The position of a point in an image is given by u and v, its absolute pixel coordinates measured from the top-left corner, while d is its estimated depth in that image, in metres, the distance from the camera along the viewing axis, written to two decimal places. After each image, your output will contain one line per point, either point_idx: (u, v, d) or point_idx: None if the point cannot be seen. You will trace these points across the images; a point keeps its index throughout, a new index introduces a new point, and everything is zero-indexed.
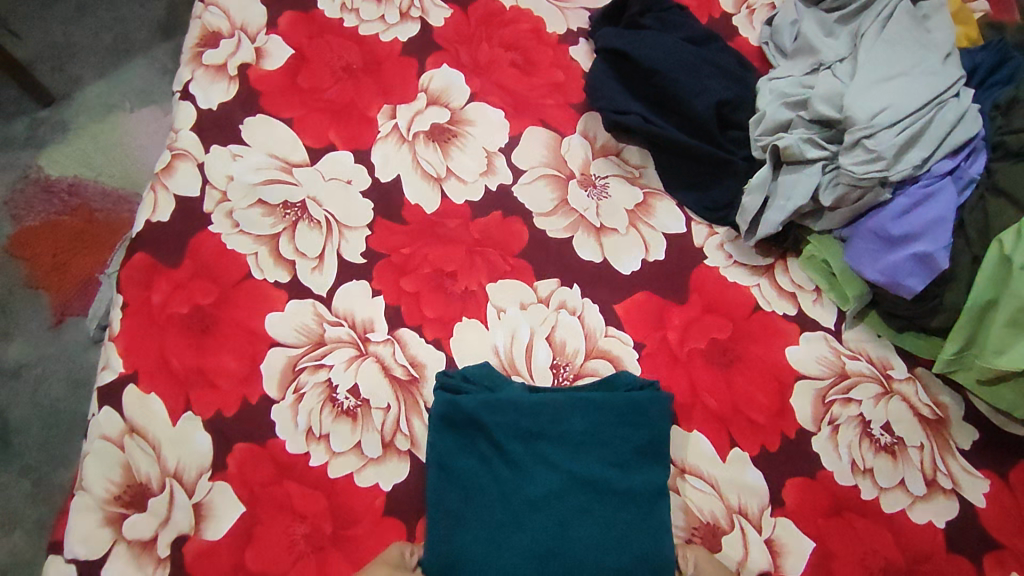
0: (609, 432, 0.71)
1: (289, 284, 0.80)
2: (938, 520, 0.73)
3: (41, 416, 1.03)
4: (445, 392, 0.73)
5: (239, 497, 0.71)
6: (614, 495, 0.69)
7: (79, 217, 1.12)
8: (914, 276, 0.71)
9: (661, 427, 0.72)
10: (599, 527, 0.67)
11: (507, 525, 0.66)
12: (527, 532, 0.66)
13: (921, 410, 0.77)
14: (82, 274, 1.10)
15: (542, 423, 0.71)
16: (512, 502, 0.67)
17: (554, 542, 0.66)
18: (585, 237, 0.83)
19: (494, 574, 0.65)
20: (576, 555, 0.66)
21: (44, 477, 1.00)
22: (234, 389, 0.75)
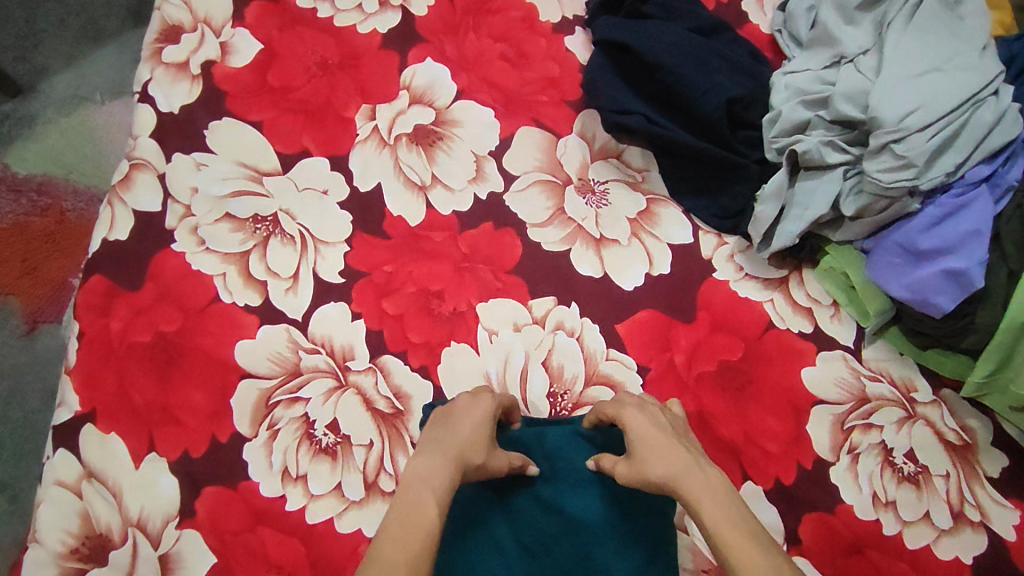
0: None
1: (261, 308, 0.73)
2: (965, 555, 0.67)
3: (14, 430, 0.91)
4: None
5: (209, 546, 0.65)
6: (619, 538, 0.63)
7: (51, 217, 0.98)
8: (944, 294, 0.64)
9: None
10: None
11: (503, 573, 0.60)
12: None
13: (946, 435, 0.71)
14: (56, 275, 0.96)
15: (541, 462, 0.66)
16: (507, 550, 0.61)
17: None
18: (583, 250, 0.76)
19: None
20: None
21: (20, 495, 0.88)
22: (202, 426, 0.68)
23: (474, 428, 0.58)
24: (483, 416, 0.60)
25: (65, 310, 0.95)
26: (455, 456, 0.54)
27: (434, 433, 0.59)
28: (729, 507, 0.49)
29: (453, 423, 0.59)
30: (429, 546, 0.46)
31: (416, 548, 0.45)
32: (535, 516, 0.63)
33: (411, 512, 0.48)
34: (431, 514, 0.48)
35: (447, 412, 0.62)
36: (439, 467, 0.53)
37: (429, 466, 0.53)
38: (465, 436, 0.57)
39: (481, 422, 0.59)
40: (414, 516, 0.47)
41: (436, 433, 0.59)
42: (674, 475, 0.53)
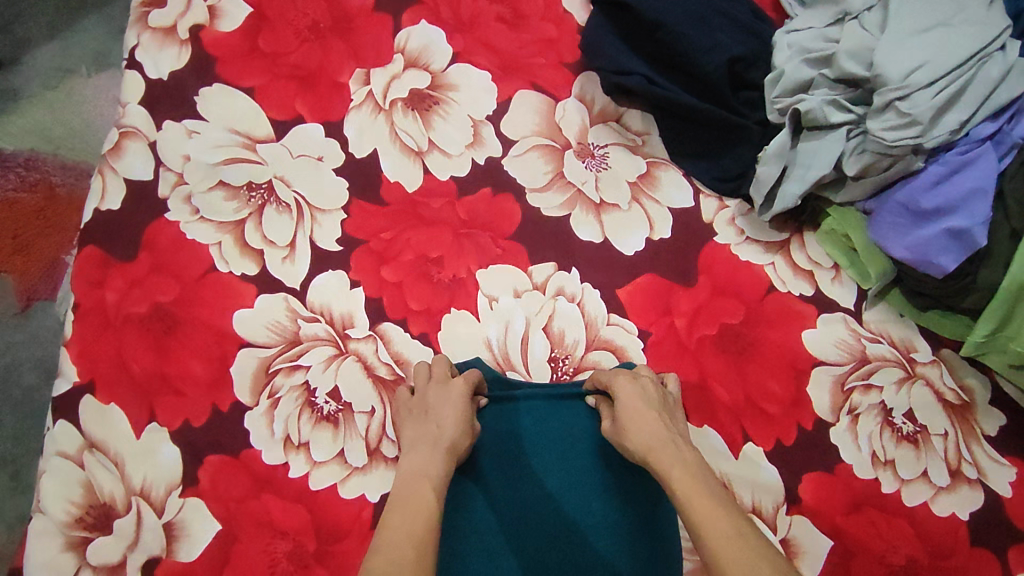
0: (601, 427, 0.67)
1: (259, 277, 0.72)
2: (962, 511, 0.68)
3: (14, 408, 0.89)
4: None
5: (214, 514, 0.65)
6: (616, 499, 0.64)
7: (40, 192, 0.95)
8: (947, 253, 0.64)
9: None
10: (606, 530, 0.63)
11: (508, 530, 0.62)
12: (523, 546, 0.61)
13: (946, 395, 0.71)
14: (48, 252, 0.93)
15: (536, 421, 0.67)
16: (510, 506, 0.63)
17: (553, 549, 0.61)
18: (583, 215, 0.75)
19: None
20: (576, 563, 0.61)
21: (22, 471, 0.86)
22: (203, 396, 0.68)
23: (450, 418, 0.61)
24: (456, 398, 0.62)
25: (61, 286, 0.91)
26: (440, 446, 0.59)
27: (416, 425, 0.62)
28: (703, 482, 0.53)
29: (432, 415, 0.62)
30: (432, 525, 0.51)
31: (418, 531, 0.50)
32: (529, 477, 0.64)
33: (409, 503, 0.53)
34: (429, 500, 0.53)
35: (423, 404, 0.63)
36: (433, 459, 0.58)
37: (423, 460, 0.58)
38: (450, 429, 0.60)
39: (462, 410, 0.62)
40: (412, 502, 0.53)
41: (419, 426, 0.62)
42: (653, 448, 0.56)
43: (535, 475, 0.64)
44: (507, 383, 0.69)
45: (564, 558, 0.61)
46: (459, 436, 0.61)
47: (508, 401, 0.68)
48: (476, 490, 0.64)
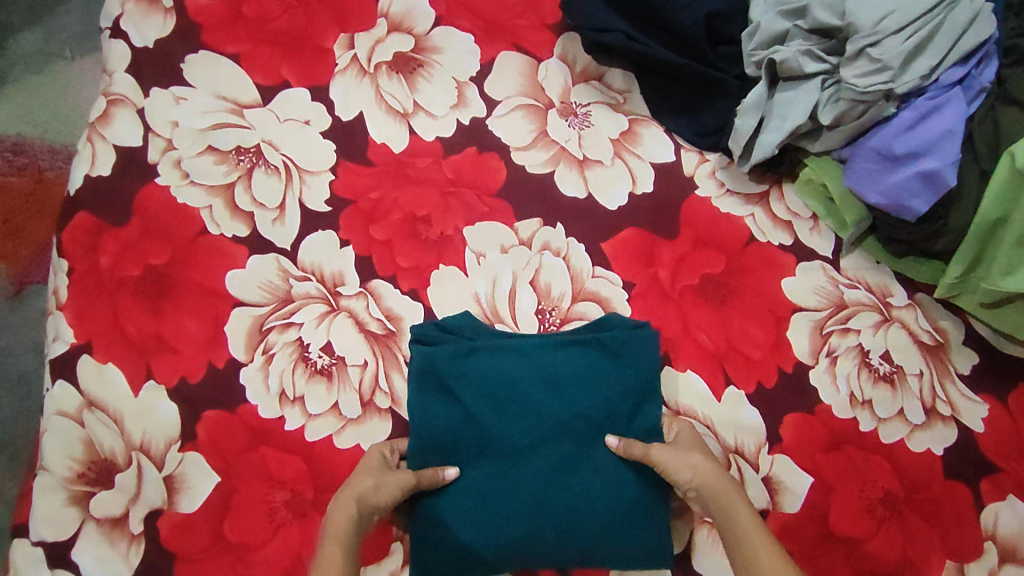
0: (594, 376, 0.68)
1: (250, 239, 0.73)
2: (936, 447, 0.71)
3: (9, 390, 0.86)
4: (421, 345, 0.68)
5: (213, 467, 0.67)
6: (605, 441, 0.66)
7: (29, 176, 0.92)
8: (919, 196, 0.67)
9: (646, 367, 0.68)
10: (594, 474, 0.65)
11: (496, 488, 0.65)
12: (511, 487, 0.65)
13: (921, 336, 0.74)
14: (40, 235, 0.90)
15: (516, 369, 0.67)
16: (495, 455, 0.66)
17: (540, 495, 0.65)
18: (567, 171, 0.77)
19: (486, 523, 0.64)
20: (561, 507, 0.64)
21: (21, 451, 0.84)
22: (198, 354, 0.70)
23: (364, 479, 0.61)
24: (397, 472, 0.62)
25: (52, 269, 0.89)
26: (355, 499, 0.58)
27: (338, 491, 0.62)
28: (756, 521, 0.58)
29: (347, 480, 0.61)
30: None
31: None
32: (521, 424, 0.66)
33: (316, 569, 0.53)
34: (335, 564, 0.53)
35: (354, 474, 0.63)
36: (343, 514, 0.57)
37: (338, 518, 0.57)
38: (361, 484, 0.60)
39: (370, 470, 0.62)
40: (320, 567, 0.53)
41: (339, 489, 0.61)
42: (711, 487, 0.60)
43: (520, 426, 0.66)
44: (495, 333, 0.70)
45: (550, 502, 0.64)
46: (367, 485, 0.60)
47: (498, 351, 0.68)
48: (468, 435, 0.66)
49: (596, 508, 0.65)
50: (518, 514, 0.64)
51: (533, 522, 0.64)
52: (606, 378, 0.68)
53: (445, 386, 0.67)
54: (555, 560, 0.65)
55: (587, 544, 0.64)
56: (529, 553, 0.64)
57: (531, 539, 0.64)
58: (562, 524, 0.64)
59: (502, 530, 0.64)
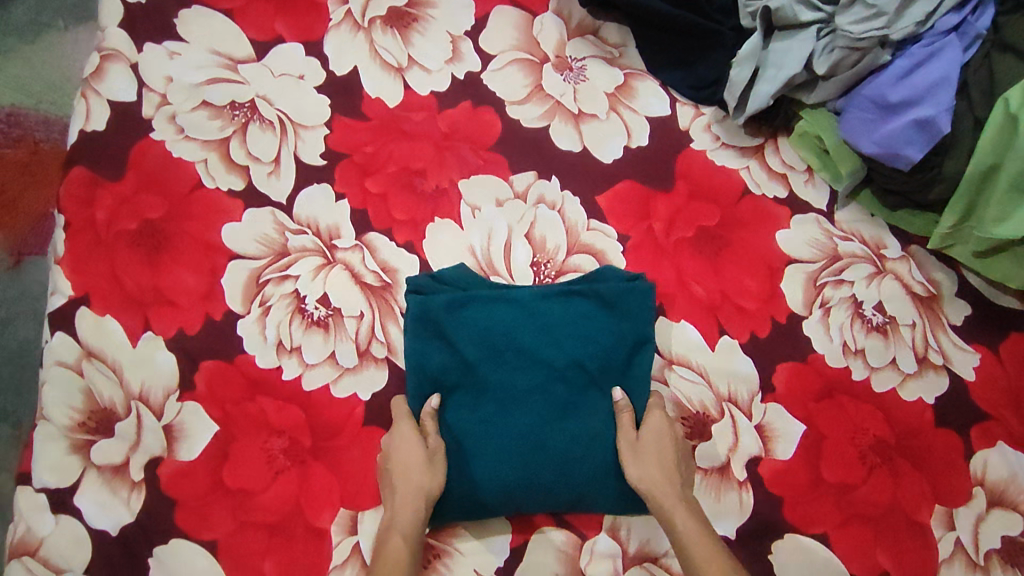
0: (591, 324, 0.67)
1: (245, 192, 0.74)
2: (927, 395, 0.72)
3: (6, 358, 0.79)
4: (417, 294, 0.68)
5: (211, 416, 0.68)
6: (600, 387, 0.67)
7: (24, 147, 0.83)
8: (913, 145, 0.66)
9: (641, 315, 0.68)
10: (587, 418, 0.66)
11: (492, 431, 0.66)
12: (506, 431, 0.66)
13: (914, 288, 0.74)
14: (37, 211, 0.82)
15: (513, 320, 0.67)
16: (493, 402, 0.66)
17: (535, 438, 0.65)
18: (562, 125, 0.76)
19: (483, 465, 0.65)
20: (559, 452, 0.65)
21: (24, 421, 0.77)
22: (196, 306, 0.70)
23: (412, 470, 0.63)
24: (415, 447, 0.64)
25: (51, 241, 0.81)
26: (419, 494, 0.62)
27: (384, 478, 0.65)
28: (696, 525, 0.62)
29: (400, 469, 0.63)
30: None
31: None
32: (516, 373, 0.66)
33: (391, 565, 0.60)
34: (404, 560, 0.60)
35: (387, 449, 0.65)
36: (411, 511, 0.62)
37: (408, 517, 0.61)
38: (419, 478, 0.63)
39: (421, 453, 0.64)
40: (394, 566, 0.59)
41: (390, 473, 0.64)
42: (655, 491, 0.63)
43: (516, 373, 0.66)
44: (489, 284, 0.71)
45: (545, 445, 0.65)
46: (424, 477, 0.63)
47: (493, 299, 0.68)
48: (465, 380, 0.67)
49: (594, 452, 0.66)
50: (517, 459, 0.65)
51: (532, 466, 0.65)
52: (603, 325, 0.67)
53: (443, 335, 0.67)
54: (554, 502, 0.66)
55: (584, 486, 0.65)
56: (528, 496, 0.65)
57: (530, 483, 0.65)
58: (561, 468, 0.65)
59: (501, 474, 0.65)
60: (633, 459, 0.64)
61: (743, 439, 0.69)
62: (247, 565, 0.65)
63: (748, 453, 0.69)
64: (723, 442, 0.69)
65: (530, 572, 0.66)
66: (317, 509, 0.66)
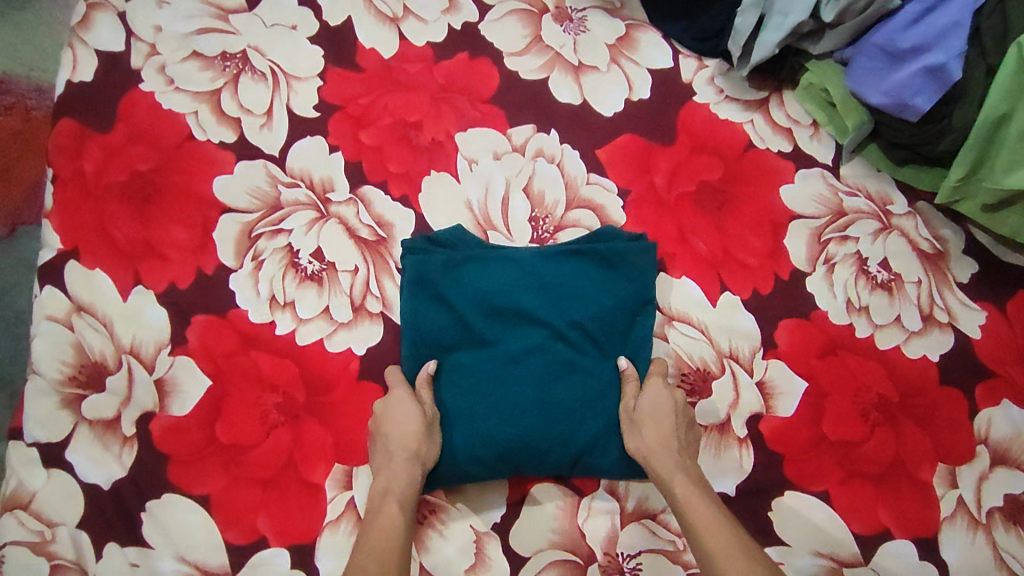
0: (593, 283, 0.66)
1: (237, 145, 0.72)
2: (932, 353, 0.70)
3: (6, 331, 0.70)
4: (415, 255, 0.66)
5: (203, 370, 0.67)
6: (603, 348, 0.66)
7: (15, 114, 0.73)
8: (922, 94, 0.64)
9: (646, 276, 0.67)
10: (588, 379, 0.64)
11: (490, 393, 0.64)
12: (505, 392, 0.63)
13: (920, 244, 0.73)
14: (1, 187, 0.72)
15: (512, 280, 0.65)
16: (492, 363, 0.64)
17: (534, 399, 0.63)
18: (562, 77, 0.74)
19: (481, 428, 0.63)
20: (559, 413, 0.63)
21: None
22: (187, 260, 0.69)
23: (406, 436, 0.61)
24: (410, 412, 0.62)
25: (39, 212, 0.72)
26: (410, 458, 0.61)
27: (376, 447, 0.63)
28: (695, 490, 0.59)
29: (389, 437, 0.62)
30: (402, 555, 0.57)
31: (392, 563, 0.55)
32: (516, 334, 0.65)
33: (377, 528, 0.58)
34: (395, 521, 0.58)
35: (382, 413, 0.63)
36: (400, 477, 0.60)
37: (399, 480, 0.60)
38: (409, 443, 0.61)
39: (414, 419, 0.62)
40: (380, 529, 0.57)
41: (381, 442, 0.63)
42: (651, 460, 0.61)
43: (516, 332, 0.65)
44: (483, 245, 0.68)
45: (545, 406, 0.63)
46: (414, 443, 0.61)
47: (492, 259, 0.66)
48: (464, 341, 0.65)
49: (595, 413, 0.64)
50: (517, 420, 0.63)
51: (531, 427, 0.63)
52: (605, 284, 0.66)
53: (440, 296, 0.65)
54: (556, 463, 0.65)
55: (586, 446, 0.64)
56: (528, 457, 0.64)
57: (531, 444, 0.63)
58: (561, 429, 0.63)
59: (501, 436, 0.63)
60: (630, 430, 0.63)
61: (744, 396, 0.68)
62: (241, 520, 0.64)
63: (749, 410, 0.68)
64: (724, 399, 0.68)
65: (527, 529, 0.65)
66: (311, 464, 0.65)
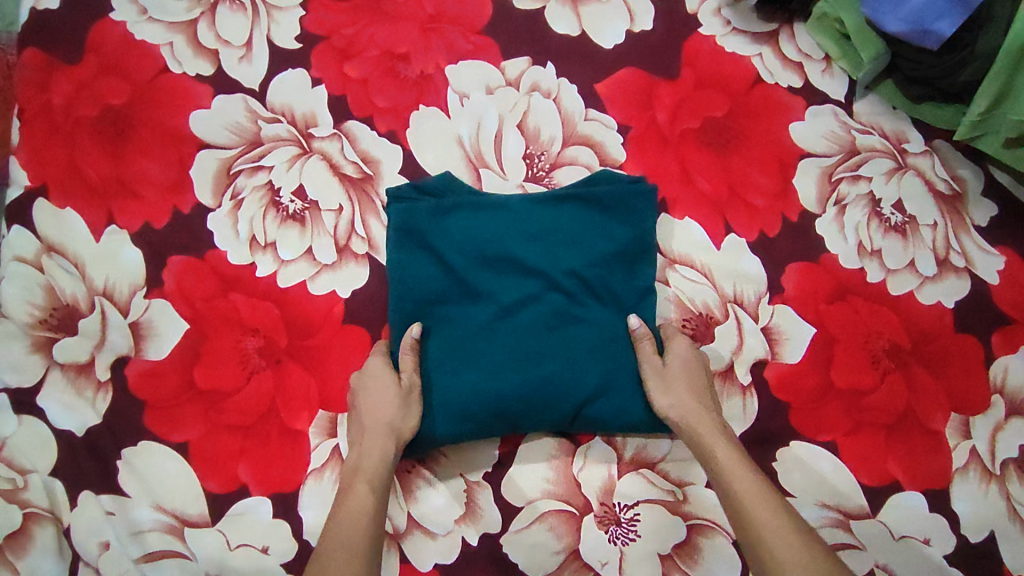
0: (590, 230, 0.62)
1: (215, 77, 0.68)
2: (947, 299, 0.67)
3: None
4: (400, 205, 0.62)
5: (180, 314, 0.64)
6: (602, 300, 0.62)
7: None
8: (945, 18, 0.60)
9: (645, 221, 0.63)
10: (587, 330, 0.61)
11: (483, 345, 0.60)
12: (499, 343, 0.60)
13: (936, 185, 0.69)
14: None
15: (503, 228, 0.62)
16: (484, 313, 0.61)
17: (530, 352, 0.60)
18: (559, 7, 0.70)
19: (473, 382, 0.60)
20: (557, 366, 0.60)
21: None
22: (162, 198, 0.65)
23: (382, 409, 0.58)
24: (386, 384, 0.59)
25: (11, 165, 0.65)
26: (385, 432, 0.57)
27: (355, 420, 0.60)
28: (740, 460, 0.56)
29: (366, 408, 0.59)
30: (374, 539, 0.54)
31: (359, 548, 0.52)
32: (509, 285, 0.61)
33: (348, 507, 0.55)
34: (366, 500, 0.55)
35: (359, 382, 0.61)
36: (377, 453, 0.57)
37: (375, 456, 0.57)
38: (389, 416, 0.58)
39: (391, 393, 0.58)
40: (350, 507, 0.55)
41: (359, 412, 0.59)
42: (690, 420, 0.58)
43: (509, 283, 0.61)
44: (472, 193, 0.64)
45: (539, 357, 0.60)
46: (387, 416, 0.58)
47: (479, 205, 0.62)
48: (453, 294, 0.61)
49: (596, 365, 0.60)
50: (512, 370, 0.60)
51: (527, 380, 0.60)
52: (604, 232, 0.62)
53: (428, 245, 0.62)
54: (555, 421, 0.61)
55: (588, 396, 0.60)
56: (523, 412, 0.60)
57: (526, 396, 0.60)
58: (559, 382, 0.60)
59: (493, 388, 0.59)
60: (660, 387, 0.59)
61: (749, 343, 0.65)
62: (220, 469, 0.61)
63: (754, 357, 0.65)
64: (728, 345, 0.65)
65: (520, 480, 0.63)
66: (294, 411, 0.63)
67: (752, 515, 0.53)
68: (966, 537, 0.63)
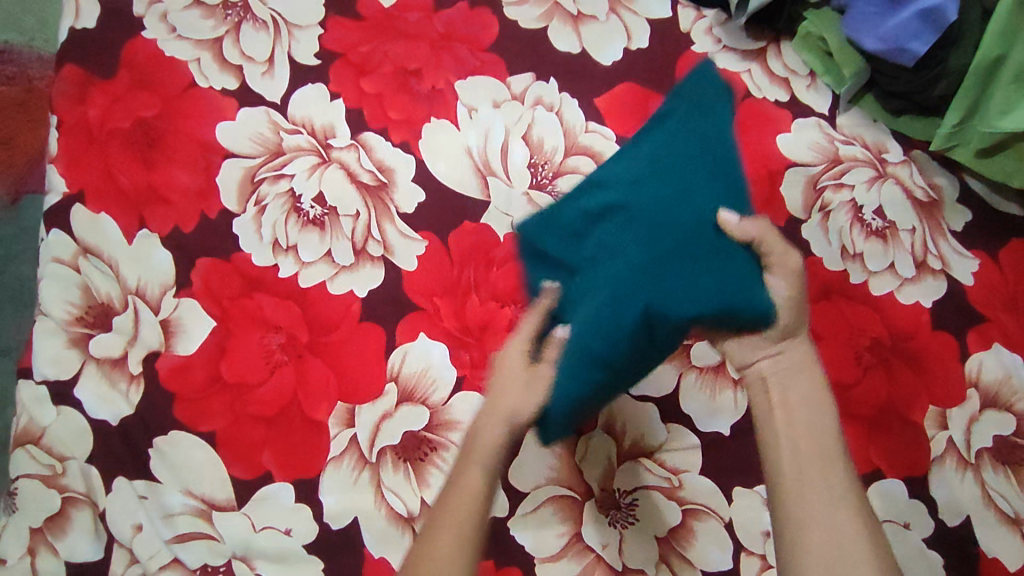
0: (649, 149, 0.57)
1: (239, 92, 0.72)
2: (925, 299, 0.71)
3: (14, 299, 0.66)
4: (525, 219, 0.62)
5: (208, 312, 0.68)
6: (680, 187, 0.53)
7: (17, 84, 0.70)
8: (919, 37, 0.66)
9: (699, 103, 0.57)
10: (680, 226, 0.52)
11: (590, 304, 0.53)
12: (606, 286, 0.53)
13: (915, 192, 0.73)
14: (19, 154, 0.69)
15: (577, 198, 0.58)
16: (582, 281, 0.55)
17: (633, 275, 0.52)
18: (561, 27, 0.75)
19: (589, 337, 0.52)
20: (664, 275, 0.51)
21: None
22: (190, 204, 0.70)
23: (519, 396, 0.54)
24: (519, 372, 0.55)
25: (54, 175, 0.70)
26: (505, 416, 0.53)
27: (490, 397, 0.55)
28: (830, 450, 0.54)
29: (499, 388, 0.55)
30: (478, 533, 0.50)
31: (467, 542, 0.49)
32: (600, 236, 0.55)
33: (455, 497, 0.51)
34: (478, 488, 0.51)
35: (501, 365, 0.56)
36: (491, 434, 0.53)
37: (489, 437, 0.53)
38: (511, 398, 0.54)
39: (521, 377, 0.55)
40: (462, 494, 0.51)
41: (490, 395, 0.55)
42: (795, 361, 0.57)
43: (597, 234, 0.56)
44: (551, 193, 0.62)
45: (642, 276, 0.52)
46: (514, 399, 0.54)
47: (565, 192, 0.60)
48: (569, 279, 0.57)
49: (699, 263, 0.52)
50: (619, 302, 0.52)
51: (638, 297, 0.51)
52: (668, 136, 0.57)
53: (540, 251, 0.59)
54: (649, 356, 0.54)
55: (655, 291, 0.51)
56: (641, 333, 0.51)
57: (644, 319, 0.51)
58: (665, 290, 0.51)
59: (604, 319, 0.52)
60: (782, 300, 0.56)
61: None
62: (245, 457, 0.66)
63: None
64: None
65: (525, 467, 0.67)
66: (314, 403, 0.67)
67: (818, 509, 0.51)
68: (945, 522, 0.67)
